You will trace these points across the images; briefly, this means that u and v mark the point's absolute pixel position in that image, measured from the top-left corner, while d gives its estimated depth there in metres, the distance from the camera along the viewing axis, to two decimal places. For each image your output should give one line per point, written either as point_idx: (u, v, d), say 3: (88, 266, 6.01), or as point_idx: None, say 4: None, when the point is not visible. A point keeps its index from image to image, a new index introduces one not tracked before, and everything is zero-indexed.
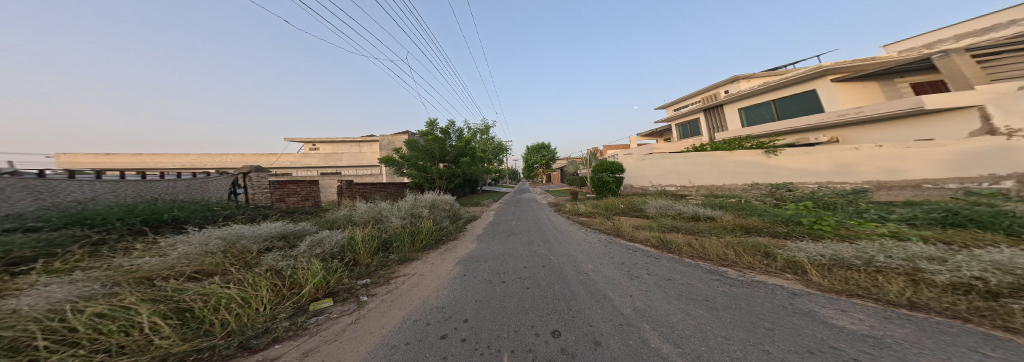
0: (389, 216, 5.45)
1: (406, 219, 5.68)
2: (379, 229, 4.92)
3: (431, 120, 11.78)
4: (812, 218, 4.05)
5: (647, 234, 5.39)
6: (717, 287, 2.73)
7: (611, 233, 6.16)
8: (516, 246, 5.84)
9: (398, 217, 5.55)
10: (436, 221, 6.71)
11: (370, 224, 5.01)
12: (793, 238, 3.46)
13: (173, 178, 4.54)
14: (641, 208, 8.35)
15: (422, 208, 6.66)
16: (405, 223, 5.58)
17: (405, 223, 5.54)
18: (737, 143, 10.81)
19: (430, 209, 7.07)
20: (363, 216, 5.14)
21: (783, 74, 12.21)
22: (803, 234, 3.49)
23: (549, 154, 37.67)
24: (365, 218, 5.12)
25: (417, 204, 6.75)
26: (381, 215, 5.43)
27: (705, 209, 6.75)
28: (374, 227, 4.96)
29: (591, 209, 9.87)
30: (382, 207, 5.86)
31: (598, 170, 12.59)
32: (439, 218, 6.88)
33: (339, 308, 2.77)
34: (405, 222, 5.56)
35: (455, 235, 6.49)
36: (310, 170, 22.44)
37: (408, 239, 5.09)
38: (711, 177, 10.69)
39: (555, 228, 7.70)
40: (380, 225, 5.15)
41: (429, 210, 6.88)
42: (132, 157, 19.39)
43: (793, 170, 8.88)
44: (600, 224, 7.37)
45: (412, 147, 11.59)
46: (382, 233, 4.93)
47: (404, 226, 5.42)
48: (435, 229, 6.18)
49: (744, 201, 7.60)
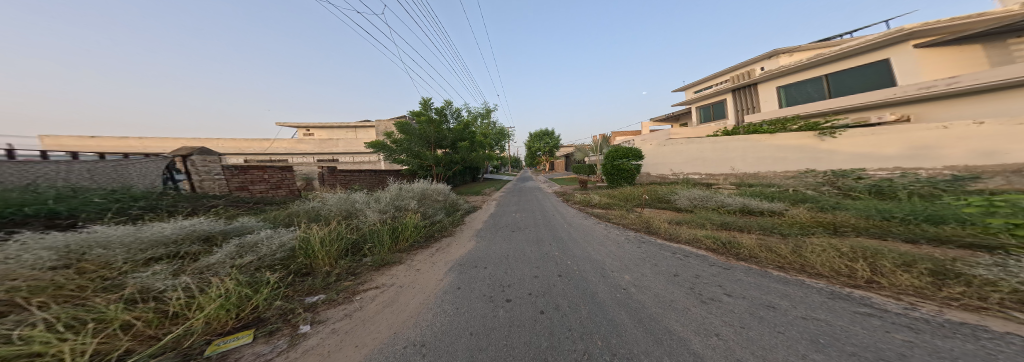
0: (365, 209, 4.40)
1: (389, 214, 4.66)
2: (353, 226, 3.90)
3: (424, 99, 10.51)
4: (992, 219, 2.73)
5: (690, 231, 4.21)
6: (875, 329, 1.53)
7: (640, 229, 5.02)
8: (522, 245, 4.81)
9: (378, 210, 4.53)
10: (426, 214, 5.71)
11: (341, 221, 3.96)
12: (976, 252, 2.23)
13: (68, 160, 3.36)
14: (668, 198, 7.16)
15: (412, 199, 5.65)
16: (388, 218, 4.56)
17: (389, 219, 4.53)
18: (779, 125, 9.29)
19: (422, 201, 6.08)
20: (332, 210, 4.07)
21: (841, 44, 10.44)
22: (998, 247, 2.21)
23: (553, 141, 36.20)
24: (334, 213, 4.05)
25: (406, 194, 5.72)
26: (358, 207, 4.38)
27: (755, 201, 5.48)
28: (344, 223, 3.92)
29: (607, 200, 8.68)
30: (360, 198, 4.78)
31: (613, 156, 11.29)
32: (431, 211, 5.88)
33: (253, 350, 1.69)
34: (388, 216, 4.54)
35: (450, 230, 5.51)
36: (306, 157, 21.65)
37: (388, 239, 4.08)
38: (744, 164, 9.39)
39: (567, 222, 6.69)
40: (353, 220, 4.11)
41: (420, 202, 5.89)
42: (121, 141, 18.92)
43: (852, 155, 7.56)
44: (622, 218, 6.19)
45: (403, 131, 10.40)
46: (355, 230, 3.88)
47: (383, 222, 4.38)
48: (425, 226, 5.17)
49: (793, 190, 6.44)
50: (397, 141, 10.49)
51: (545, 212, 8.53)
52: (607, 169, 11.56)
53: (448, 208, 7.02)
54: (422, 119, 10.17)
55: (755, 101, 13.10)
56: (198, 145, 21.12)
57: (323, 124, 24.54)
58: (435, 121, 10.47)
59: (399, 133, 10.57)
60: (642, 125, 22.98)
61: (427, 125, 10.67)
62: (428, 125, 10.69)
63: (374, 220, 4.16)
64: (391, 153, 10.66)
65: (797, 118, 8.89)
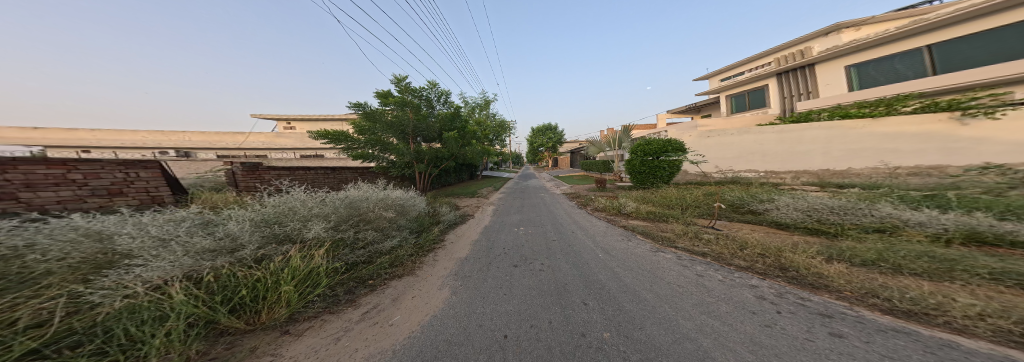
0: (184, 238, 1.94)
1: (259, 249, 2.22)
2: (88, 298, 1.41)
3: (398, 76, 8.07)
4: None
5: (934, 285, 1.80)
6: None
7: (758, 266, 2.71)
8: (533, 312, 2.51)
9: (216, 241, 2.05)
10: (361, 241, 3.27)
11: (65, 283, 1.47)
12: None
13: None
14: (746, 205, 4.87)
15: (338, 215, 3.22)
16: (246, 258, 2.11)
17: (244, 262, 2.06)
18: (885, 106, 6.75)
19: (366, 212, 3.63)
20: (51, 252, 1.57)
21: (932, 11, 8.68)
22: None
23: (558, 137, 33.84)
24: (59, 262, 1.56)
25: (329, 205, 3.29)
26: (159, 240, 1.90)
27: (945, 210, 3.13)
28: (66, 293, 1.43)
29: (647, 207, 6.34)
30: (198, 221, 2.31)
31: (645, 151, 8.94)
32: (375, 234, 3.45)
33: None
34: (245, 256, 2.09)
35: (403, 275, 3.17)
36: (284, 153, 19.44)
37: (204, 319, 1.63)
38: (825, 159, 7.08)
39: (599, 249, 4.32)
40: (122, 269, 1.64)
41: (354, 218, 3.44)
42: (72, 133, 16.71)
43: (1015, 146, 5.15)
44: (697, 241, 3.84)
45: (367, 116, 7.84)
46: (90, 304, 1.40)
47: (229, 267, 1.95)
48: (341, 271, 2.72)
49: (954, 191, 4.16)
50: (361, 129, 7.95)
51: (560, 225, 6.23)
52: (636, 167, 9.17)
53: (411, 226, 4.61)
54: (394, 100, 7.69)
55: (813, 86, 11.08)
56: (162, 139, 18.82)
57: (305, 116, 22.14)
58: (413, 105, 8.03)
59: (364, 119, 8.05)
60: (660, 118, 20.65)
61: (404, 109, 8.24)
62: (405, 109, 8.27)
63: (181, 272, 1.70)
64: (353, 145, 8.07)
65: (915, 95, 6.47)
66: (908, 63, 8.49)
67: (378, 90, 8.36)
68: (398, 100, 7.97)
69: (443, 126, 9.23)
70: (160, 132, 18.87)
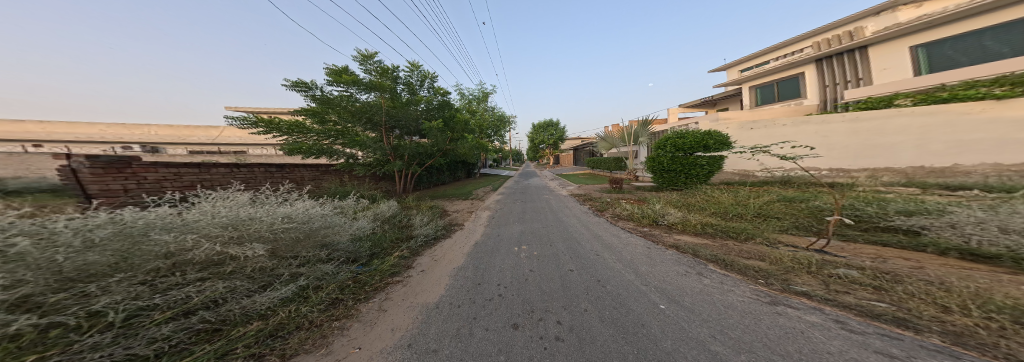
0: None
1: None
2: None
3: (366, 52, 6.37)
4: None
5: None
6: None
7: None
8: None
9: None
10: (166, 310, 1.56)
11: None
12: None
13: None
14: (865, 218, 3.25)
15: (77, 268, 1.45)
16: None
17: None
18: (1007, 85, 5.13)
19: (191, 246, 1.88)
20: None
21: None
22: None
23: (560, 134, 32.21)
24: None
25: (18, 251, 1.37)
26: None
27: None
28: None
29: (694, 216, 4.70)
30: None
31: (676, 146, 7.32)
32: (213, 286, 1.73)
33: None
34: None
35: (290, 358, 1.54)
36: (263, 148, 17.77)
37: None
38: (917, 154, 5.50)
39: (653, 295, 2.69)
40: None
41: (154, 262, 1.71)
42: (21, 126, 14.96)
43: None
44: (838, 282, 2.19)
45: (319, 100, 6.03)
46: None
47: None
48: None
49: None
50: (312, 115, 6.15)
51: (572, 243, 4.63)
52: (663, 166, 7.54)
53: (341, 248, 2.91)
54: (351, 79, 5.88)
55: (864, 71, 9.94)
56: (127, 133, 17.08)
57: (288, 109, 20.40)
58: (383, 88, 6.30)
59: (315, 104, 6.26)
60: (673, 114, 19.14)
61: (372, 93, 6.51)
62: (373, 94, 6.58)
63: None
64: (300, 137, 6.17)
65: None
66: (1000, 38, 7.38)
67: (331, 66, 6.52)
68: (359, 80, 6.18)
69: (421, 114, 7.51)
70: (125, 125, 17.13)
